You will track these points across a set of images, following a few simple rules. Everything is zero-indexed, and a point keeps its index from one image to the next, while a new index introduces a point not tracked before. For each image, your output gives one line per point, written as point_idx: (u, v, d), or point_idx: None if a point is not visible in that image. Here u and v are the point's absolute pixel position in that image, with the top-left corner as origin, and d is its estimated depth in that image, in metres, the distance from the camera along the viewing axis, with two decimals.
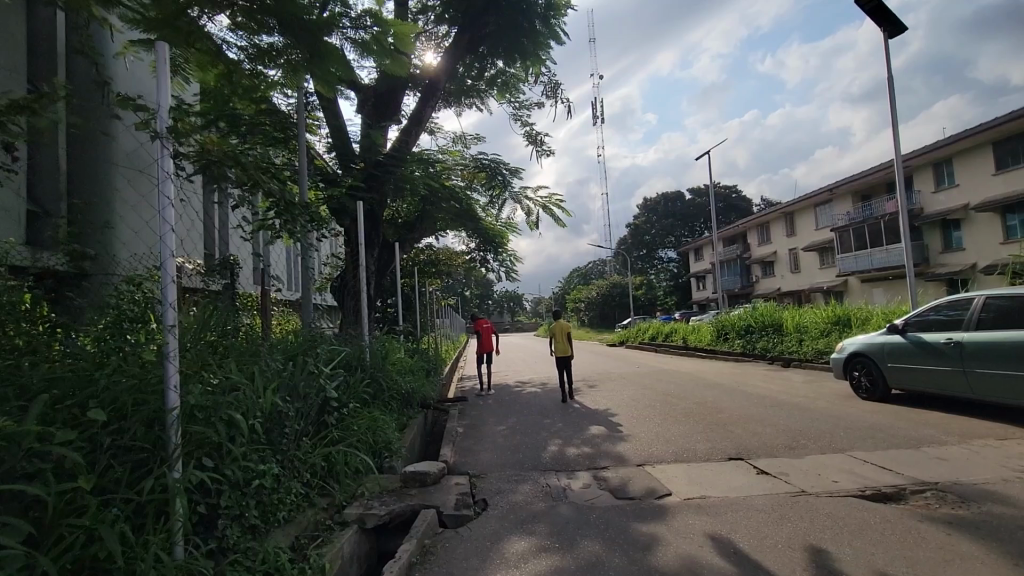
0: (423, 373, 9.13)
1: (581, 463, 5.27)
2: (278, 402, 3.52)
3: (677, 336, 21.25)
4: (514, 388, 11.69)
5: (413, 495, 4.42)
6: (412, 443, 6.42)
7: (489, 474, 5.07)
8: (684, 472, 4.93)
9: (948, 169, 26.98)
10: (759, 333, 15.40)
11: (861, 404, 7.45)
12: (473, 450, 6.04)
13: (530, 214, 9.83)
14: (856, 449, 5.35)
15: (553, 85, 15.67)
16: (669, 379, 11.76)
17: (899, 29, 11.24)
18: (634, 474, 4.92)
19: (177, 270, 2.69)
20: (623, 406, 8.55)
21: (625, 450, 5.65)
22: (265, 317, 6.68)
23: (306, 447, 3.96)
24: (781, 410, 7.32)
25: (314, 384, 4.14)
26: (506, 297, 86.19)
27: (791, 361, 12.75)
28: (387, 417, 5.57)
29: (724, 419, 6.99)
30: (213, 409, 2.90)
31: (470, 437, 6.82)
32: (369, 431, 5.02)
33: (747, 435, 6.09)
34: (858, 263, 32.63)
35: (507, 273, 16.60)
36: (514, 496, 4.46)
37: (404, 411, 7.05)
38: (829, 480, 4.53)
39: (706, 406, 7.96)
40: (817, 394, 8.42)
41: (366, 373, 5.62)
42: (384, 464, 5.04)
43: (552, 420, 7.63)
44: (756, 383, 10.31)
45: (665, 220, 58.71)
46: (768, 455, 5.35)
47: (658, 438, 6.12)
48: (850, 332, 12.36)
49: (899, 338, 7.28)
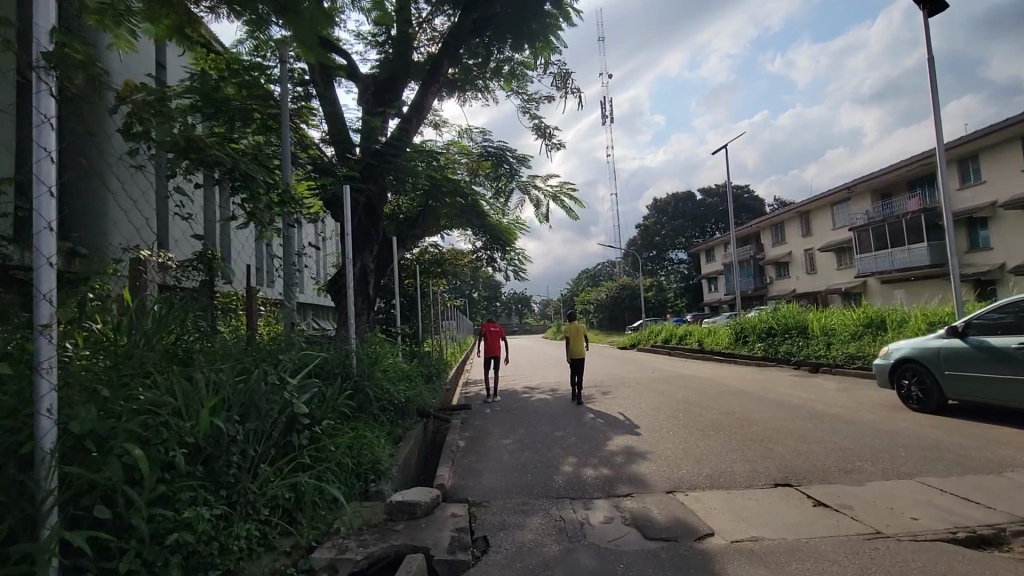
0: (423, 378, 8.40)
1: (600, 489, 4.49)
2: (218, 424, 2.76)
3: (692, 340, 20.38)
4: (522, 395, 10.91)
5: (399, 532, 3.64)
6: (409, 461, 5.70)
7: (492, 503, 4.31)
8: (724, 503, 4.13)
9: (974, 165, 25.92)
10: (781, 336, 14.53)
11: (913, 417, 6.63)
12: (476, 470, 5.30)
13: (540, 206, 9.06)
14: (926, 475, 4.54)
15: (563, 75, 14.89)
16: (688, 384, 10.92)
17: (941, 5, 10.37)
18: (665, 504, 4.14)
19: (54, 251, 1.94)
20: (643, 416, 7.73)
21: (650, 471, 4.86)
22: (249, 318, 5.95)
23: (265, 477, 3.20)
24: (823, 424, 6.49)
25: (277, 399, 3.37)
26: (514, 300, 85.38)
27: (819, 366, 11.90)
28: (376, 433, 4.83)
29: (760, 433, 6.18)
30: (111, 440, 2.16)
31: (472, 453, 6.05)
32: (351, 451, 4.27)
33: (791, 453, 5.30)
34: (877, 263, 31.56)
35: (515, 272, 15.85)
36: (521, 534, 3.69)
37: (397, 422, 6.29)
38: (905, 517, 3.73)
39: (736, 417, 7.15)
40: (858, 404, 7.59)
41: (350, 384, 4.89)
42: (370, 488, 4.29)
43: (563, 432, 6.84)
44: (786, 390, 9.45)
45: (676, 221, 57.67)
46: (821, 480, 4.55)
47: (688, 456, 5.33)
48: (884, 335, 11.49)
49: (957, 342, 6.44)
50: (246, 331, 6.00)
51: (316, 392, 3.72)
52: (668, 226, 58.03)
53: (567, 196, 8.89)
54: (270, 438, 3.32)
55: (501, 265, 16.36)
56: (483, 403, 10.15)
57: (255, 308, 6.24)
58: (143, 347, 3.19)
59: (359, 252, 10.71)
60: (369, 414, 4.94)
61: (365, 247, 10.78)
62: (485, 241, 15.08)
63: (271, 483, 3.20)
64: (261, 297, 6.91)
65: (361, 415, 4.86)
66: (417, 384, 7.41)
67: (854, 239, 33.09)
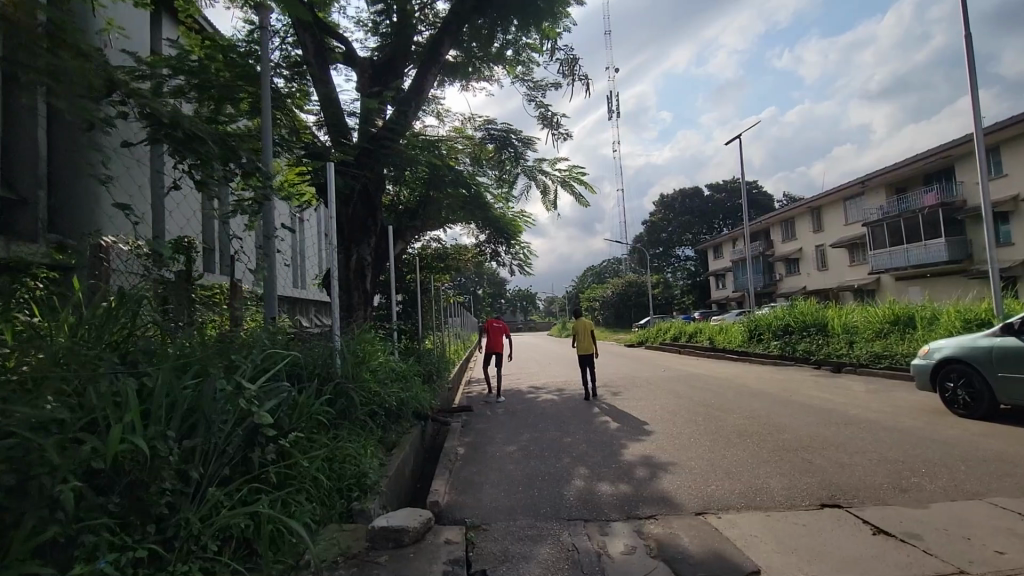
0: (421, 378, 7.82)
1: (618, 510, 3.89)
2: (139, 445, 2.16)
3: (703, 337, 19.75)
4: (527, 395, 10.32)
5: (381, 565, 3.04)
6: (403, 472, 5.15)
7: (492, 527, 3.71)
8: (766, 528, 3.52)
9: (994, 158, 25.11)
10: (799, 333, 13.87)
11: (960, 424, 5.99)
12: (477, 483, 4.72)
13: (548, 193, 8.43)
14: (997, 495, 3.91)
15: (571, 60, 14.22)
16: (704, 385, 10.28)
17: None
18: (695, 530, 3.54)
19: None
20: (659, 420, 7.12)
21: (674, 488, 4.26)
22: (234, 312, 5.44)
23: (213, 504, 2.61)
24: (861, 432, 5.86)
25: (230, 409, 2.76)
26: (519, 297, 84.81)
27: (842, 366, 11.25)
28: (363, 443, 4.28)
29: (794, 441, 5.56)
30: None
31: (472, 462, 5.48)
32: (326, 466, 3.68)
33: (833, 467, 4.68)
34: (892, 259, 30.75)
35: (520, 267, 15.26)
36: (528, 569, 3.09)
37: (391, 427, 5.72)
38: (988, 550, 3.10)
39: (763, 423, 6.52)
40: (894, 408, 6.96)
41: (334, 388, 4.34)
42: (352, 507, 3.71)
43: (572, 437, 6.24)
44: (811, 392, 8.81)
45: (684, 217, 56.85)
46: (874, 501, 3.92)
47: (715, 468, 4.74)
48: (913, 333, 10.82)
49: (1012, 341, 5.79)
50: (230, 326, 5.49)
51: (286, 397, 3.16)
52: (675, 222, 57.22)
53: (577, 183, 8.26)
54: (224, 453, 2.75)
55: (505, 259, 15.75)
56: (487, 404, 9.58)
57: (240, 301, 5.72)
58: (73, 343, 2.67)
59: (356, 243, 10.12)
60: (358, 422, 4.38)
61: (362, 239, 10.18)
62: (489, 234, 14.48)
63: (222, 510, 2.62)
64: (246, 290, 6.40)
65: (348, 423, 4.31)
66: (414, 385, 6.84)
67: (867, 234, 32.30)
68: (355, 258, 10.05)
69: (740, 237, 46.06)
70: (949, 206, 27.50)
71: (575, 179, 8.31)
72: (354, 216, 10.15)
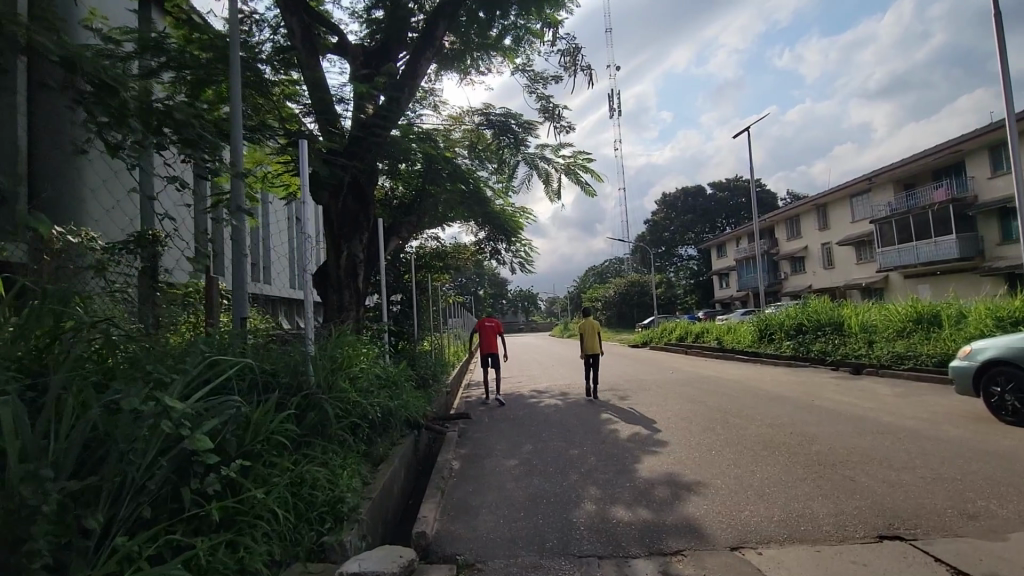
0: (414, 385, 7.22)
1: (638, 542, 3.30)
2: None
3: (710, 337, 19.13)
4: (529, 400, 9.73)
5: None
6: (389, 492, 4.58)
7: (489, 568, 3.09)
8: (817, 567, 2.92)
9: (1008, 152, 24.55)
10: (813, 333, 13.26)
11: (1011, 433, 5.40)
12: (473, 507, 4.13)
13: (551, 183, 7.84)
14: None
15: (574, 50, 13.61)
16: (717, 388, 9.67)
17: None
18: (732, 569, 2.94)
19: None
20: (675, 428, 6.52)
21: (700, 513, 3.66)
22: (207, 311, 4.90)
23: (123, 557, 2.02)
24: (902, 442, 5.27)
25: (151, 435, 2.17)
26: (520, 298, 84.30)
27: (862, 367, 10.65)
28: (340, 463, 3.69)
29: (830, 454, 4.95)
30: None
31: (468, 479, 4.89)
32: (291, 492, 3.10)
33: (882, 487, 4.07)
34: (900, 257, 30.10)
35: (521, 265, 14.67)
36: None
37: (378, 440, 5.13)
38: None
39: (790, 432, 5.92)
40: (932, 415, 6.36)
41: (308, 399, 3.75)
42: (323, 541, 3.12)
43: (580, 449, 5.65)
44: (834, 395, 8.20)
45: (686, 216, 56.16)
46: (941, 531, 3.32)
47: (746, 488, 4.16)
48: (938, 332, 10.20)
49: None
50: (203, 328, 4.95)
51: (234, 413, 2.58)
52: (677, 221, 56.56)
53: (583, 172, 7.67)
54: (145, 487, 2.18)
55: (506, 257, 15.15)
56: (486, 409, 9.00)
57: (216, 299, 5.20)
58: None
59: (346, 240, 9.51)
60: (337, 437, 3.79)
61: (354, 234, 9.56)
62: (489, 231, 13.87)
63: (136, 563, 2.04)
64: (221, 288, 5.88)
65: (326, 439, 3.72)
66: (406, 391, 6.25)
67: (875, 231, 31.66)
68: (346, 255, 9.46)
69: (743, 236, 45.43)
70: (960, 202, 26.85)
71: (582, 167, 7.72)
72: (344, 210, 9.54)
